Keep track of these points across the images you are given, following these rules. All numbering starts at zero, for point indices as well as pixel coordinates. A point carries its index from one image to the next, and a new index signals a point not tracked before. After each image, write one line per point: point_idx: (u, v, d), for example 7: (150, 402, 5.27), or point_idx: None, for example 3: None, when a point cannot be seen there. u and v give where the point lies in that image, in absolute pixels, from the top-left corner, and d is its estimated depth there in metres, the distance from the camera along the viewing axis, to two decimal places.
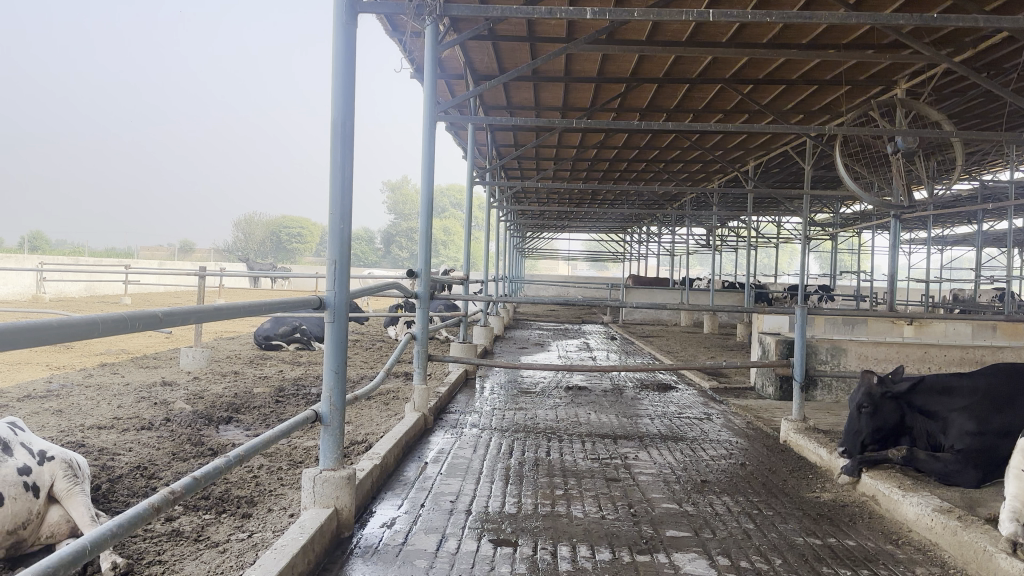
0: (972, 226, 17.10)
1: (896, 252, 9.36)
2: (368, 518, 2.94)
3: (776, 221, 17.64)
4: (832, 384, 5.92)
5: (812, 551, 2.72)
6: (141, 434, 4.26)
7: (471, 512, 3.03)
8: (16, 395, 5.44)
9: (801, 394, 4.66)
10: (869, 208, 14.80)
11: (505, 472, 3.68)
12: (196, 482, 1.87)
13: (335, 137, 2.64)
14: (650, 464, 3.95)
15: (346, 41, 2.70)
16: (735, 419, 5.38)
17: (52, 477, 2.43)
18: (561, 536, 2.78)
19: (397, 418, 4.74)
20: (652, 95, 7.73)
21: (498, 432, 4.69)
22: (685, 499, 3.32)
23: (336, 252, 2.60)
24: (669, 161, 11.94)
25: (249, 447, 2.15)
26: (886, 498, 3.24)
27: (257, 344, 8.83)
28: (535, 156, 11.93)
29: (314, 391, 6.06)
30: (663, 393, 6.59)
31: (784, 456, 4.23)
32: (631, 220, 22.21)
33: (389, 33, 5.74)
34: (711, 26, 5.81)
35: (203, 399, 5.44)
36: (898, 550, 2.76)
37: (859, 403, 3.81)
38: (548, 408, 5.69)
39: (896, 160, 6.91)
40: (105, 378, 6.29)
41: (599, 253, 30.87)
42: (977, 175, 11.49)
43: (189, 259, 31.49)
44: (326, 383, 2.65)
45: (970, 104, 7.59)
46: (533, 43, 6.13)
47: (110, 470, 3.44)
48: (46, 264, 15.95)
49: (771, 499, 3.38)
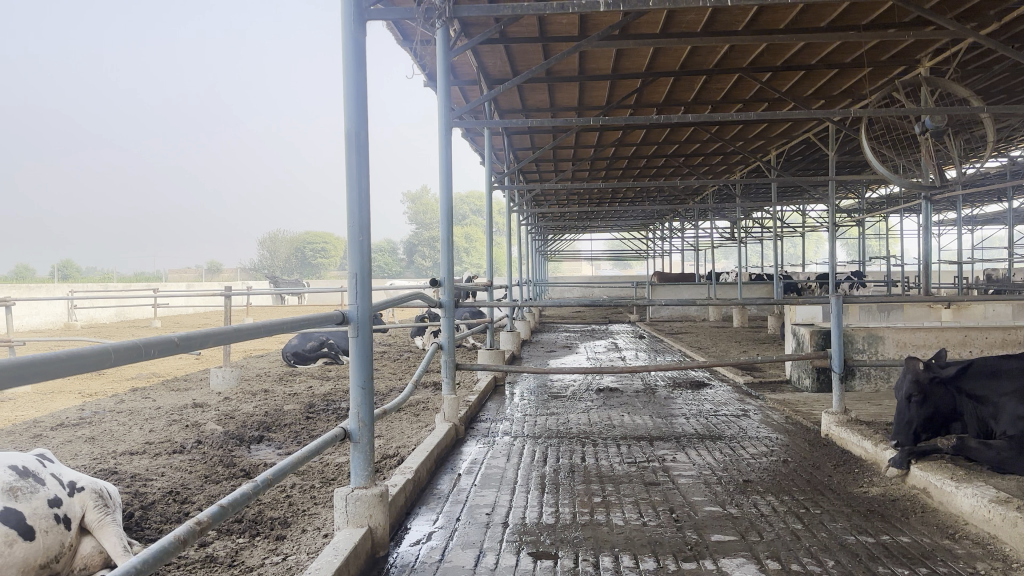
0: (1003, 203, 16.85)
1: (929, 234, 8.91)
2: (403, 536, 2.87)
3: (802, 211, 17.40)
4: (870, 373, 5.77)
5: (867, 550, 2.61)
6: (173, 458, 4.24)
7: (508, 525, 2.95)
8: (49, 424, 5.45)
9: (840, 385, 4.51)
10: (895, 192, 14.53)
11: (541, 481, 3.60)
12: (224, 510, 1.78)
13: (349, 147, 2.57)
14: (689, 466, 3.84)
15: (356, 49, 2.63)
16: (773, 414, 5.26)
17: (82, 508, 2.41)
18: (602, 546, 2.69)
19: (428, 429, 4.67)
20: (669, 88, 7.65)
21: (531, 439, 4.62)
22: (728, 500, 3.21)
23: (357, 264, 2.52)
24: (689, 155, 11.82)
25: (277, 470, 2.06)
26: (939, 490, 3.11)
27: (286, 360, 8.84)
28: (554, 157, 11.86)
29: (343, 405, 6.02)
30: (697, 391, 6.45)
31: (826, 451, 4.11)
32: (654, 217, 22.10)
33: (400, 43, 5.72)
34: (726, 13, 5.70)
35: (234, 419, 5.43)
36: (956, 545, 2.64)
37: (907, 393, 3.65)
38: (580, 411, 5.59)
39: (924, 140, 6.74)
40: (137, 402, 6.30)
41: (623, 252, 30.69)
42: (1005, 152, 11.34)
43: (214, 280, 31.77)
44: (353, 399, 2.58)
45: (997, 79, 7.43)
46: (546, 43, 6.08)
47: (142, 497, 3.41)
48: (76, 293, 16.11)
49: (818, 496, 3.26)
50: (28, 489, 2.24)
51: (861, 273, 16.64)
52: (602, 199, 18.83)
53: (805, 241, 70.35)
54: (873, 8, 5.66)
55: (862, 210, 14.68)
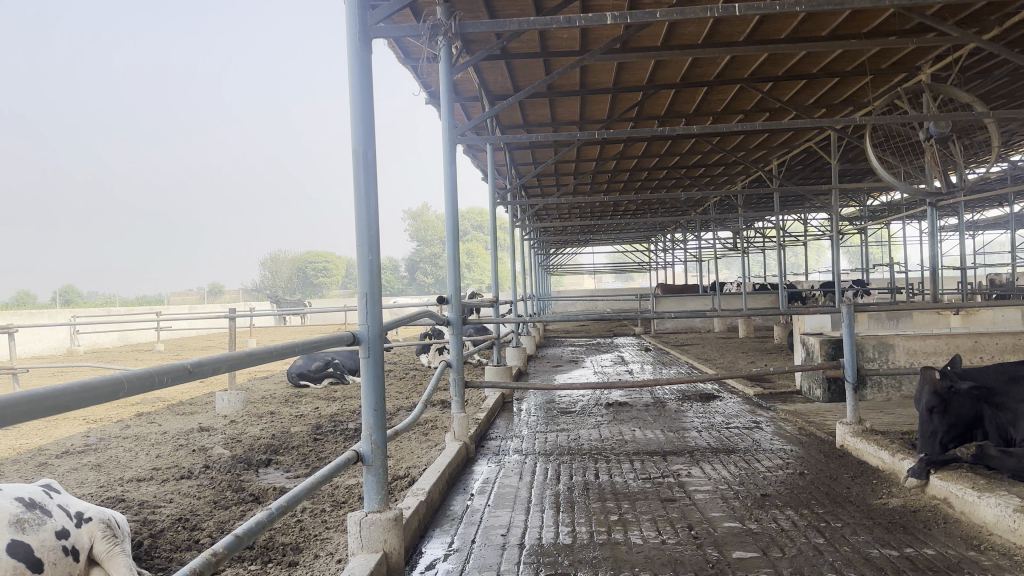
0: (1004, 208, 16.83)
1: (934, 240, 8.85)
2: (418, 559, 2.83)
3: (805, 220, 17.39)
4: (882, 382, 5.73)
5: (892, 564, 2.55)
6: (181, 484, 4.19)
7: (524, 546, 2.90)
8: (54, 452, 5.39)
9: (853, 394, 4.45)
10: (896, 199, 14.50)
11: (555, 500, 3.55)
12: (240, 539, 1.73)
13: (357, 167, 2.54)
14: (705, 480, 3.80)
15: (362, 67, 2.60)
16: (786, 425, 5.20)
17: (91, 539, 2.35)
18: (622, 566, 2.64)
19: (438, 449, 4.62)
20: (670, 100, 7.64)
21: (542, 456, 4.56)
22: (746, 516, 3.16)
23: (367, 286, 2.49)
24: (690, 167, 11.82)
25: (291, 497, 2.01)
26: (961, 500, 3.05)
27: (291, 381, 8.78)
28: (555, 172, 11.87)
29: (351, 426, 5.97)
30: (707, 404, 6.39)
31: (842, 462, 4.06)
32: (655, 229, 22.10)
33: (402, 61, 5.70)
34: (728, 23, 5.69)
35: (241, 443, 5.37)
36: (983, 556, 2.58)
37: (927, 403, 3.55)
38: (590, 427, 5.54)
39: (928, 145, 6.72)
40: (143, 428, 6.25)
41: (625, 266, 30.64)
42: (1007, 156, 11.38)
43: (216, 301, 31.80)
44: (365, 421, 2.53)
45: (999, 83, 7.42)
46: (548, 57, 6.08)
47: (152, 524, 3.36)
48: (79, 318, 16.05)
49: (838, 509, 3.21)
50: (35, 521, 2.18)
51: (865, 281, 16.60)
52: (603, 212, 18.82)
53: (807, 249, 70.44)
54: (874, 15, 5.66)
55: (865, 217, 14.70)
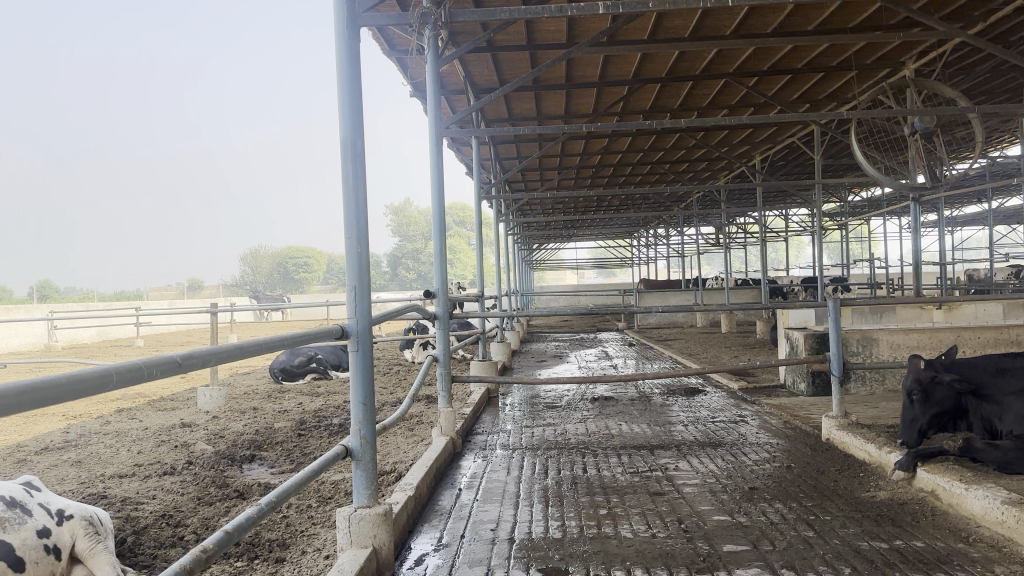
0: (982, 204, 17.01)
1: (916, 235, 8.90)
2: (407, 554, 2.81)
3: (785, 216, 17.49)
4: (866, 376, 5.77)
5: (880, 556, 2.56)
6: (164, 480, 4.12)
7: (514, 541, 2.88)
8: (32, 449, 5.30)
9: (839, 387, 4.45)
10: (876, 195, 14.61)
11: (543, 494, 3.54)
12: (229, 536, 1.69)
13: (345, 158, 2.49)
14: (692, 474, 3.80)
15: (351, 56, 2.55)
16: (771, 419, 5.22)
17: (73, 537, 2.29)
18: (613, 560, 2.63)
19: (424, 443, 4.59)
20: (655, 95, 7.66)
21: (529, 451, 4.54)
22: (736, 509, 3.16)
23: (355, 279, 2.44)
24: (674, 162, 11.84)
25: (280, 492, 1.97)
26: (948, 493, 3.07)
27: (273, 377, 8.71)
28: (538, 167, 11.86)
29: (335, 421, 5.93)
30: (692, 398, 6.40)
31: (828, 455, 4.07)
32: (638, 224, 22.15)
33: (387, 52, 5.65)
34: (715, 17, 5.70)
35: (224, 438, 5.31)
36: (971, 548, 2.60)
37: (909, 391, 3.62)
38: (577, 421, 5.53)
39: (912, 140, 6.76)
40: (123, 424, 6.16)
41: (607, 261, 30.75)
42: (985, 153, 11.51)
43: (196, 296, 31.49)
44: (354, 415, 2.49)
45: (981, 79, 7.50)
46: (534, 50, 6.06)
47: (135, 521, 3.30)
48: (56, 313, 15.83)
49: (826, 502, 3.22)
50: (16, 520, 2.14)
51: (844, 276, 16.72)
52: (587, 207, 18.83)
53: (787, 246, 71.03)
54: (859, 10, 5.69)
55: (846, 212, 14.80)
